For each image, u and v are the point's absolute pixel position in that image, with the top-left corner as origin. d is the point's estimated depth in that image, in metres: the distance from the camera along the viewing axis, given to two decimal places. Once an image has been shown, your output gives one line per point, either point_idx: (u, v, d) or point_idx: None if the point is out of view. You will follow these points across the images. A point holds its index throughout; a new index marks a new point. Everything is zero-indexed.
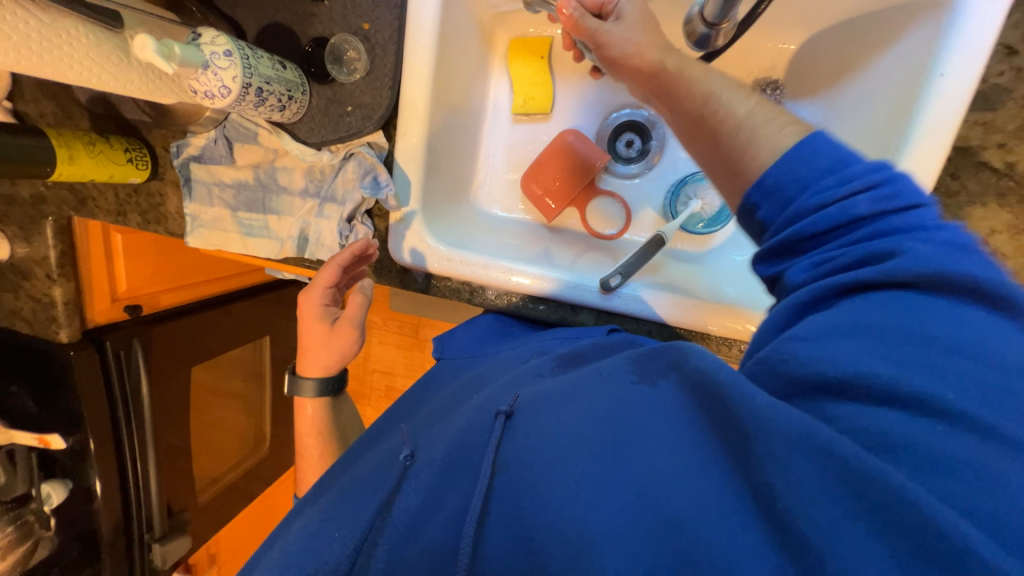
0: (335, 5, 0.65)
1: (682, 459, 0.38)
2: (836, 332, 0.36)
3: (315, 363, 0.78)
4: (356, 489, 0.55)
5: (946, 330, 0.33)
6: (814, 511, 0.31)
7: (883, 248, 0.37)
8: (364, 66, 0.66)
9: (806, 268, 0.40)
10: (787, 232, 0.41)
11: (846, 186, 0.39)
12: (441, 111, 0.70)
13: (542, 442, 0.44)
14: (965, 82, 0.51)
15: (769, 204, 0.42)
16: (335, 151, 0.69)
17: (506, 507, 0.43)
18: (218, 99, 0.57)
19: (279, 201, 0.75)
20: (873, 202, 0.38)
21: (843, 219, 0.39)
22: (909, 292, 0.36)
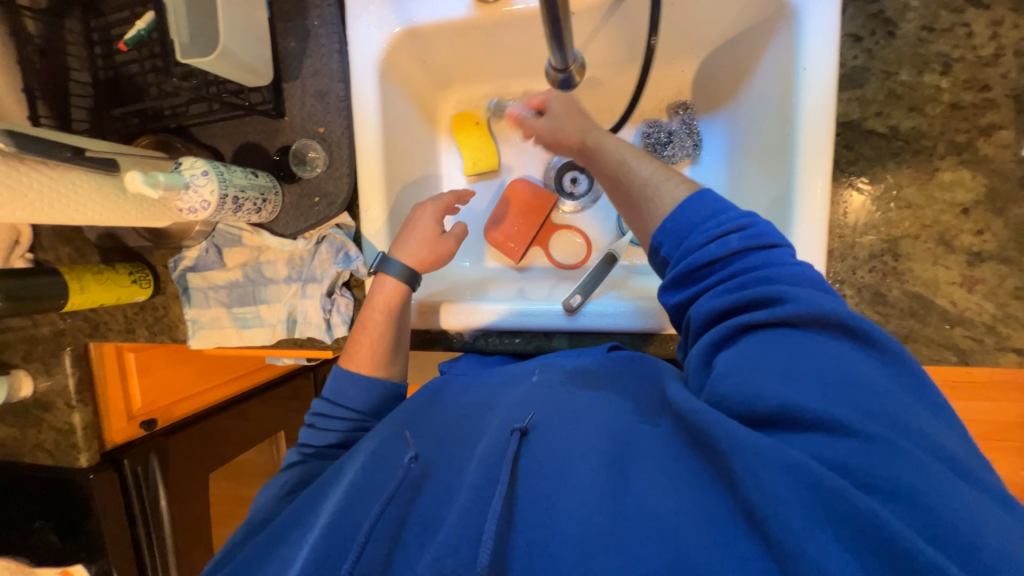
0: (294, 118, 0.77)
1: (668, 469, 0.46)
2: (744, 355, 0.45)
3: (393, 299, 0.72)
4: (370, 496, 0.57)
5: (835, 362, 0.43)
6: (774, 503, 0.38)
7: (762, 288, 0.47)
8: (323, 161, 0.76)
9: (717, 295, 0.49)
10: (700, 262, 0.50)
11: (720, 229, 0.50)
12: (397, 187, 0.79)
13: (555, 474, 0.49)
14: (825, 72, 0.59)
15: (669, 241, 0.53)
16: (308, 238, 0.78)
17: (524, 519, 0.48)
18: (201, 212, 0.66)
19: (267, 291, 0.83)
20: (741, 240, 0.49)
21: (727, 260, 0.50)
22: (781, 325, 0.46)
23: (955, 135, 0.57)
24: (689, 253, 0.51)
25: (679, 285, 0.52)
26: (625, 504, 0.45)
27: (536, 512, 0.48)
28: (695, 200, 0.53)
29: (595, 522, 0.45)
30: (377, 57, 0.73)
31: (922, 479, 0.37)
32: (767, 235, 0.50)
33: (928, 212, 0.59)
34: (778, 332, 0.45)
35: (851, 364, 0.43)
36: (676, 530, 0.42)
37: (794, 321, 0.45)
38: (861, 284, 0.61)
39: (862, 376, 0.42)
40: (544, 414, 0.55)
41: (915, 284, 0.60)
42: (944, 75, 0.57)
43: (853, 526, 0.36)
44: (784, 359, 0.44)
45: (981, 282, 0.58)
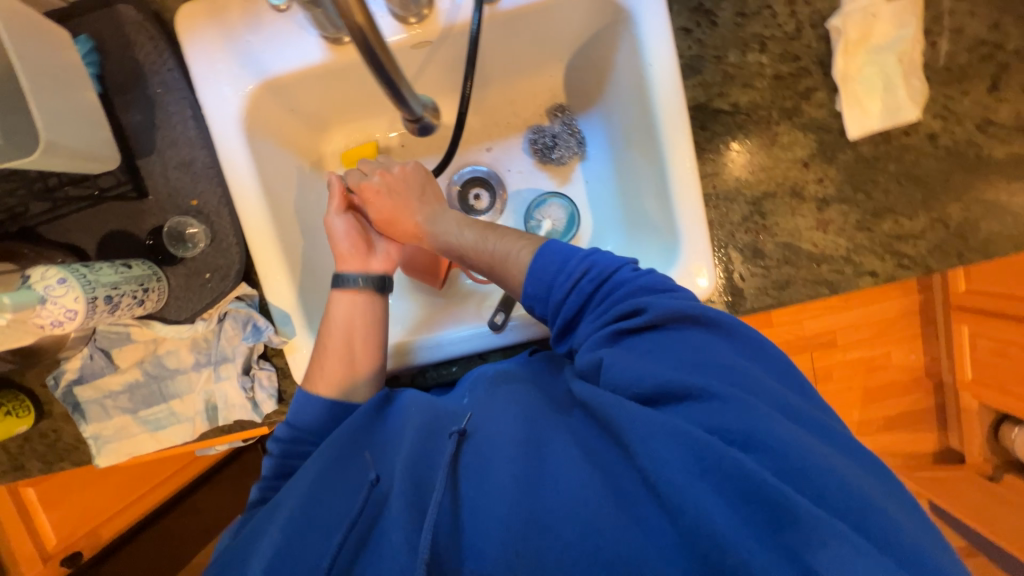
0: (160, 195, 0.70)
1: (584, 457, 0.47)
2: (620, 357, 0.50)
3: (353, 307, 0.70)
4: (323, 522, 0.49)
5: (695, 352, 0.49)
6: (662, 469, 0.41)
7: (620, 306, 0.53)
8: (206, 235, 0.71)
9: (588, 328, 0.55)
10: (563, 307, 0.57)
11: (571, 279, 0.56)
12: (295, 244, 0.75)
13: (485, 462, 0.48)
14: (668, 64, 0.64)
15: (538, 303, 0.59)
16: (208, 318, 0.72)
17: (455, 523, 0.46)
18: (68, 323, 0.59)
19: (175, 384, 0.76)
20: (589, 281, 0.56)
21: (588, 298, 0.56)
22: (653, 329, 0.52)
23: (783, 102, 0.65)
24: (558, 308, 0.57)
25: (562, 335, 0.59)
26: (548, 492, 0.44)
27: (473, 509, 0.46)
28: (548, 249, 0.59)
29: (513, 515, 0.43)
30: (238, 116, 0.69)
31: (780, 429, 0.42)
32: (606, 266, 0.57)
33: (778, 171, 0.67)
34: (645, 339, 0.51)
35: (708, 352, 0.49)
36: (592, 517, 0.42)
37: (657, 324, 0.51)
38: (740, 245, 0.68)
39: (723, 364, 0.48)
40: (482, 414, 0.54)
41: (782, 236, 0.68)
42: (763, 52, 0.65)
43: (738, 486, 0.39)
44: (646, 357, 0.50)
45: (831, 223, 0.67)
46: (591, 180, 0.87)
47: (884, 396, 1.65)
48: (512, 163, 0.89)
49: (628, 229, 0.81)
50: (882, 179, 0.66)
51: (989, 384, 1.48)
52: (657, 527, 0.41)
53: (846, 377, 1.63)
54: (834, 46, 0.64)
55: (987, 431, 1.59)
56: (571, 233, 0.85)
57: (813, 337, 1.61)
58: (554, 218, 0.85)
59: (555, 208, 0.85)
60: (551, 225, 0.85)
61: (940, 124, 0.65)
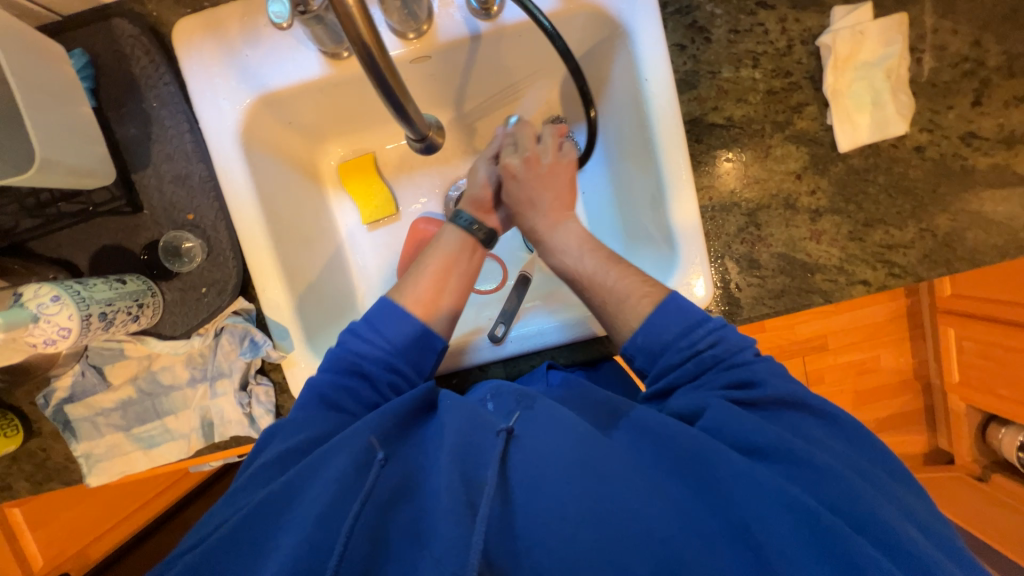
0: (155, 210, 0.70)
1: (644, 475, 0.46)
2: (724, 416, 0.49)
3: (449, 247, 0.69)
4: (347, 495, 0.44)
5: (812, 432, 0.49)
6: (738, 503, 0.43)
7: (733, 372, 0.54)
8: (202, 249, 0.70)
9: (688, 391, 0.55)
10: (674, 369, 0.56)
11: (692, 348, 0.56)
12: (292, 257, 0.74)
13: (551, 475, 0.46)
14: (663, 77, 0.65)
15: (643, 358, 0.58)
16: (204, 333, 0.71)
17: (506, 531, 0.43)
18: (61, 341, 0.58)
19: (170, 400, 0.74)
20: (713, 355, 0.55)
21: (704, 371, 0.55)
22: (757, 406, 0.52)
23: (775, 116, 0.67)
24: (666, 371, 0.57)
25: (658, 395, 0.57)
26: (614, 509, 0.43)
27: (534, 518, 0.44)
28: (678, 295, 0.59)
29: (580, 538, 0.42)
30: (236, 130, 0.68)
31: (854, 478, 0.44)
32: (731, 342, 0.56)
33: (772, 183, 0.68)
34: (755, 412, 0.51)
35: (823, 439, 0.49)
36: (657, 537, 0.41)
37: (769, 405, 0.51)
38: (736, 255, 0.69)
39: (835, 449, 0.48)
40: (532, 417, 0.52)
41: (777, 245, 0.69)
42: (755, 68, 0.66)
43: (802, 517, 0.41)
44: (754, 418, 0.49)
45: (823, 233, 0.69)
46: (587, 190, 0.88)
47: (875, 399, 1.67)
48: None
49: (626, 238, 0.82)
50: (872, 190, 0.68)
51: (975, 385, 1.51)
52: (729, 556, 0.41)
53: (837, 381, 1.66)
54: (824, 62, 0.66)
55: (975, 432, 1.62)
56: None
57: (804, 341, 1.63)
58: None
59: None
60: None
61: (927, 138, 0.67)
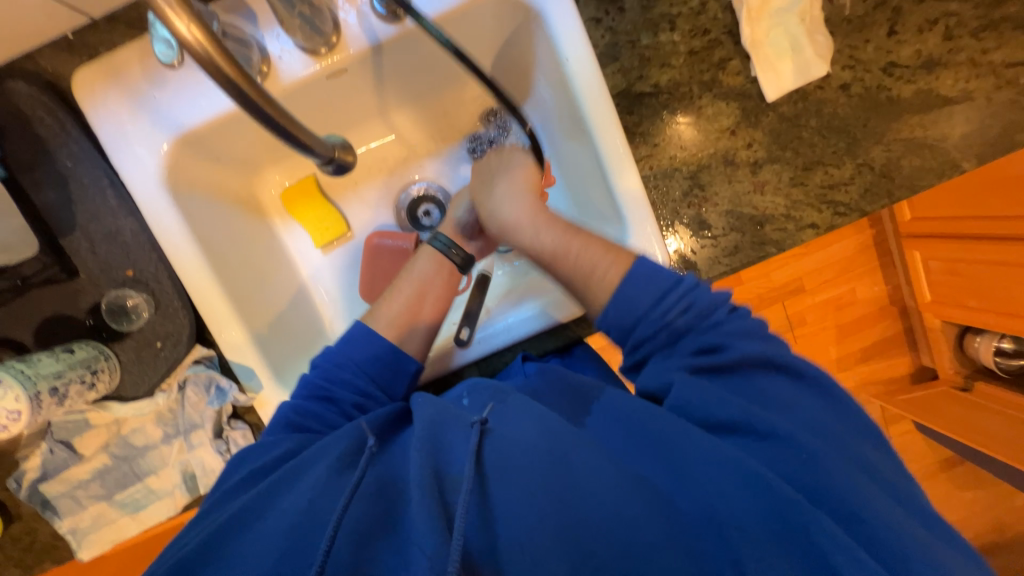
0: (91, 272, 0.67)
1: (610, 458, 0.47)
2: (688, 392, 0.49)
3: (437, 264, 0.69)
4: (326, 513, 0.44)
5: (786, 390, 0.48)
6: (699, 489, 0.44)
7: (716, 336, 0.50)
8: (148, 303, 0.68)
9: (671, 360, 0.51)
10: (665, 330, 0.51)
11: (666, 318, 0.51)
12: (245, 296, 0.73)
13: (523, 472, 0.46)
14: (584, 54, 0.65)
15: (615, 331, 0.54)
16: (168, 388, 0.70)
17: (485, 521, 0.44)
18: (14, 423, 0.58)
19: (148, 460, 0.73)
20: (687, 321, 0.51)
21: (679, 328, 0.51)
22: (721, 374, 0.50)
23: (701, 76, 0.67)
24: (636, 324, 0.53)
25: (636, 366, 0.55)
26: (579, 494, 0.44)
27: (499, 513, 0.44)
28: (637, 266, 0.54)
29: (545, 528, 0.43)
30: (160, 177, 0.66)
31: (812, 441, 0.44)
32: (706, 303, 0.52)
33: (708, 143, 0.68)
34: (730, 377, 0.49)
35: (798, 401, 0.48)
36: (621, 514, 0.43)
37: (734, 372, 0.49)
38: (686, 220, 0.70)
39: (813, 416, 0.47)
40: (509, 412, 0.52)
41: (723, 204, 0.70)
42: (674, 31, 0.66)
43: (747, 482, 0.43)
44: (728, 390, 0.49)
45: (767, 183, 0.69)
46: None
47: (856, 330, 1.72)
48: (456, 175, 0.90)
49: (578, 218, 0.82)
50: (806, 134, 0.69)
51: (947, 301, 1.56)
52: (678, 530, 0.43)
53: (817, 320, 1.69)
54: (739, 15, 0.66)
55: (954, 344, 1.67)
56: None
57: (781, 286, 1.66)
58: None
59: None
60: None
61: (850, 74, 0.68)
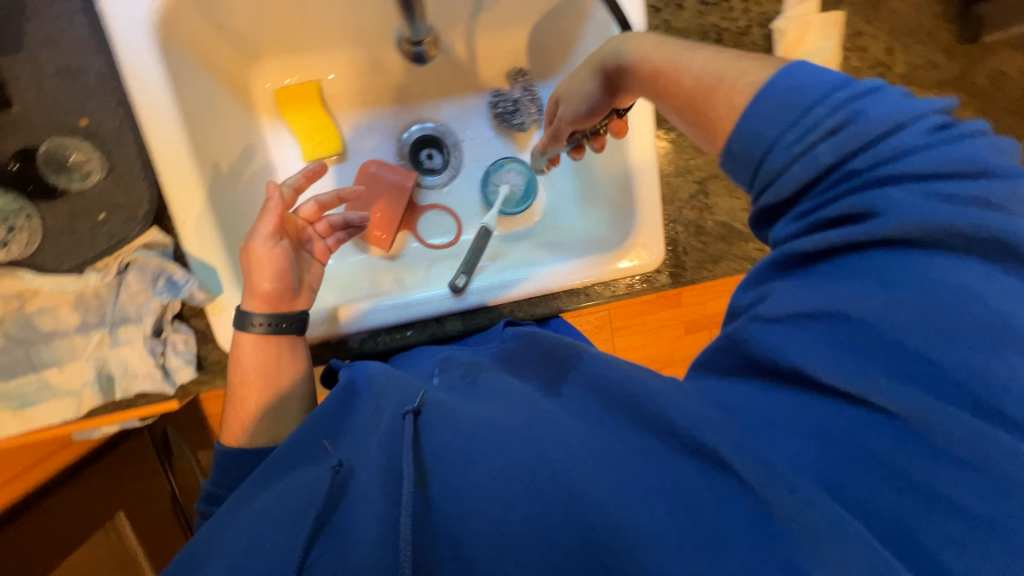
0: (32, 109, 0.55)
1: (580, 434, 0.42)
2: (810, 282, 0.38)
3: (264, 351, 0.60)
4: (284, 514, 0.43)
5: (964, 279, 0.33)
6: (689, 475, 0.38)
7: (860, 194, 0.37)
8: (99, 165, 0.57)
9: (799, 215, 0.40)
10: (771, 182, 0.41)
11: (814, 127, 0.39)
12: (220, 187, 0.64)
13: (475, 454, 0.42)
14: None
15: (740, 166, 0.42)
16: (103, 269, 0.59)
17: (433, 515, 0.41)
18: None
19: (51, 350, 0.61)
20: (835, 147, 0.38)
21: (828, 172, 0.38)
22: (865, 248, 0.37)
23: None
24: (773, 178, 0.41)
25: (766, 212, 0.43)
26: (542, 480, 0.40)
27: (439, 506, 0.41)
28: (766, 103, 0.40)
29: (512, 521, 0.38)
30: (150, 20, 0.56)
31: (964, 327, 0.33)
32: (877, 122, 0.37)
33: None
34: (862, 258, 0.37)
35: (985, 300, 0.33)
36: (587, 494, 0.38)
37: (899, 239, 0.35)
38: (685, 219, 0.75)
39: (993, 334, 0.32)
40: (442, 395, 0.49)
41: (721, 215, 0.76)
42: (719, 42, 0.70)
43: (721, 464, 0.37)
44: (857, 275, 0.36)
45: None
46: None
47: None
48: (469, 126, 0.87)
49: (582, 200, 0.85)
50: None
51: None
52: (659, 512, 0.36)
53: None
54: (776, 45, 0.71)
55: None
56: (529, 201, 0.85)
57: None
58: (511, 183, 0.85)
59: (513, 175, 0.85)
60: (509, 190, 0.85)
61: None
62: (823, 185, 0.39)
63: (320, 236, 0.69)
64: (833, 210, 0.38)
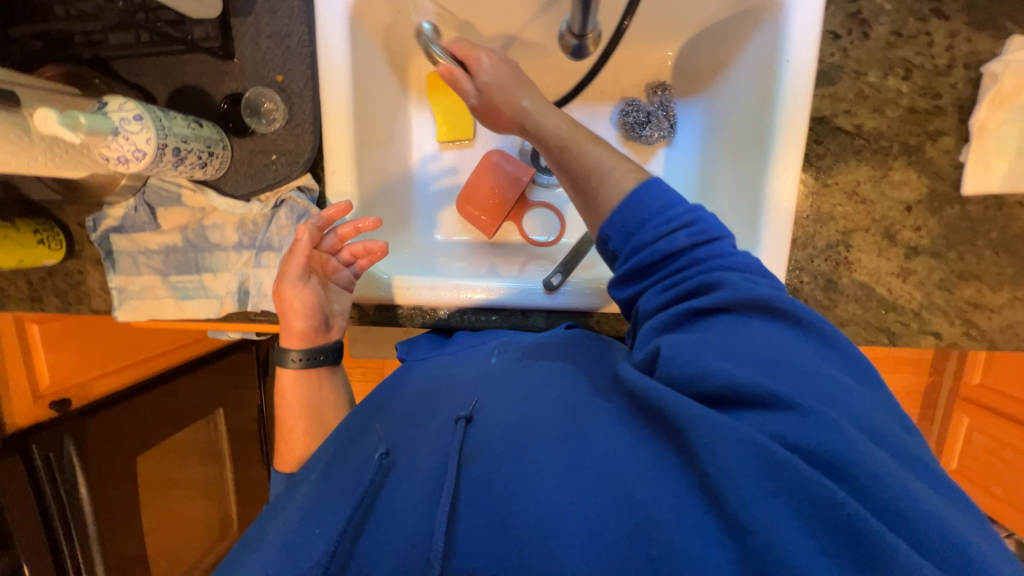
0: (246, 62, 0.67)
1: (621, 436, 0.45)
2: (681, 336, 0.45)
3: (303, 383, 0.70)
4: (338, 494, 0.50)
5: (769, 345, 0.43)
6: (731, 479, 0.37)
7: (705, 274, 0.47)
8: (283, 115, 0.67)
9: (661, 292, 0.49)
10: (636, 260, 0.50)
11: (668, 226, 0.49)
12: (367, 151, 0.73)
13: (524, 446, 0.46)
14: (806, 65, 0.61)
15: (618, 237, 0.51)
16: (264, 201, 0.70)
17: (477, 490, 0.45)
18: (134, 163, 0.56)
19: (213, 259, 0.74)
20: (689, 236, 0.48)
21: (682, 254, 0.49)
22: (720, 313, 0.46)
23: (908, 138, 0.62)
24: (643, 248, 0.49)
25: (632, 278, 0.51)
26: (587, 467, 0.43)
27: (482, 481, 0.45)
28: (643, 195, 0.50)
29: (557, 504, 0.42)
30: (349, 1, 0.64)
31: (784, 383, 0.40)
32: (710, 227, 0.50)
33: (879, 208, 0.64)
34: (716, 322, 0.45)
35: (799, 357, 0.42)
36: (632, 491, 0.41)
37: (734, 310, 0.45)
38: (817, 270, 0.66)
39: (809, 373, 0.41)
40: (489, 398, 0.53)
41: (862, 274, 0.66)
42: (905, 80, 0.61)
43: (784, 483, 0.36)
44: (716, 337, 0.44)
45: (913, 273, 0.66)
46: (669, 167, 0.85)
47: None
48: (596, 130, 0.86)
49: None
50: (979, 243, 0.64)
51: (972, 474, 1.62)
52: (694, 510, 0.39)
53: None
54: (983, 93, 0.60)
55: None
56: None
57: None
58: None
59: None
60: None
61: None
62: (676, 270, 0.48)
63: (345, 264, 0.71)
64: (687, 286, 0.47)
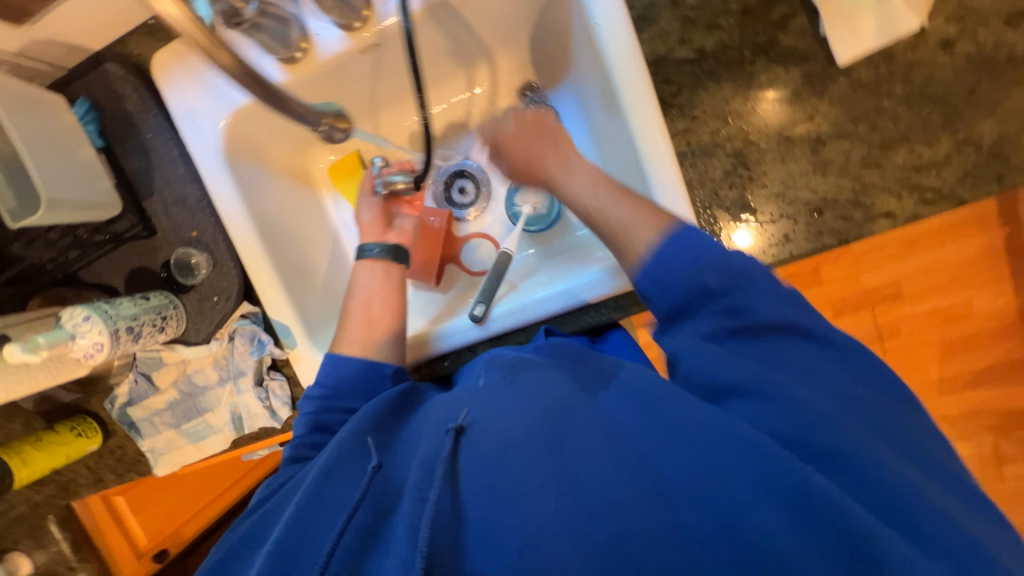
0: (166, 230, 0.77)
1: (622, 444, 0.43)
2: (719, 350, 0.48)
3: None
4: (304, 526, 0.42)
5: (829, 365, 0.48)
6: (751, 484, 0.39)
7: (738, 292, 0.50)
8: (207, 261, 0.76)
9: (697, 326, 0.51)
10: (675, 299, 0.52)
11: (705, 257, 0.51)
12: (286, 260, 0.80)
13: (530, 469, 0.41)
14: (615, 20, 0.60)
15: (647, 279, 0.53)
16: (220, 337, 0.79)
17: (481, 515, 0.41)
18: (99, 354, 0.67)
19: (207, 398, 0.83)
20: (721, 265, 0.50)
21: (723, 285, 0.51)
22: (758, 336, 0.49)
23: (754, 40, 0.60)
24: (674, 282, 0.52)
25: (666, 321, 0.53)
26: (598, 487, 0.40)
27: (481, 488, 0.42)
28: (671, 244, 0.53)
29: (568, 523, 0.38)
30: (219, 147, 0.74)
31: (830, 394, 0.45)
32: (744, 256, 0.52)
33: (757, 118, 0.61)
34: (756, 345, 0.48)
35: (828, 376, 0.47)
36: (638, 506, 0.39)
37: (783, 334, 0.49)
38: (725, 202, 0.62)
39: (837, 390, 0.46)
40: (483, 408, 0.48)
41: (774, 186, 0.61)
42: None
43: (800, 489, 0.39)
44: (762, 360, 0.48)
45: (830, 163, 0.60)
46: None
47: None
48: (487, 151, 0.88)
49: None
50: (887, 103, 0.59)
51: None
52: (720, 526, 0.38)
53: None
54: None
55: None
56: (553, 215, 0.84)
57: None
58: (534, 203, 0.84)
59: (533, 193, 0.84)
60: (532, 209, 0.85)
61: (957, 28, 0.57)
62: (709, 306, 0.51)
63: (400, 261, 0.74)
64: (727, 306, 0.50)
